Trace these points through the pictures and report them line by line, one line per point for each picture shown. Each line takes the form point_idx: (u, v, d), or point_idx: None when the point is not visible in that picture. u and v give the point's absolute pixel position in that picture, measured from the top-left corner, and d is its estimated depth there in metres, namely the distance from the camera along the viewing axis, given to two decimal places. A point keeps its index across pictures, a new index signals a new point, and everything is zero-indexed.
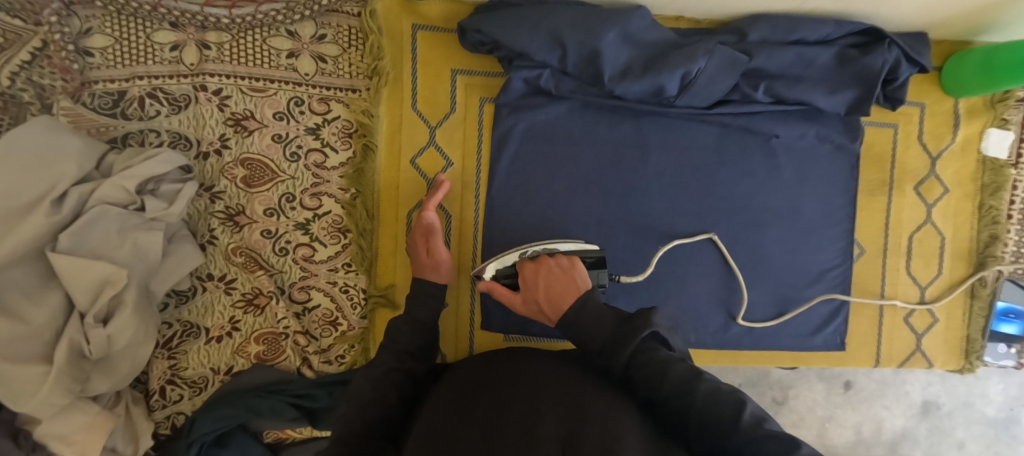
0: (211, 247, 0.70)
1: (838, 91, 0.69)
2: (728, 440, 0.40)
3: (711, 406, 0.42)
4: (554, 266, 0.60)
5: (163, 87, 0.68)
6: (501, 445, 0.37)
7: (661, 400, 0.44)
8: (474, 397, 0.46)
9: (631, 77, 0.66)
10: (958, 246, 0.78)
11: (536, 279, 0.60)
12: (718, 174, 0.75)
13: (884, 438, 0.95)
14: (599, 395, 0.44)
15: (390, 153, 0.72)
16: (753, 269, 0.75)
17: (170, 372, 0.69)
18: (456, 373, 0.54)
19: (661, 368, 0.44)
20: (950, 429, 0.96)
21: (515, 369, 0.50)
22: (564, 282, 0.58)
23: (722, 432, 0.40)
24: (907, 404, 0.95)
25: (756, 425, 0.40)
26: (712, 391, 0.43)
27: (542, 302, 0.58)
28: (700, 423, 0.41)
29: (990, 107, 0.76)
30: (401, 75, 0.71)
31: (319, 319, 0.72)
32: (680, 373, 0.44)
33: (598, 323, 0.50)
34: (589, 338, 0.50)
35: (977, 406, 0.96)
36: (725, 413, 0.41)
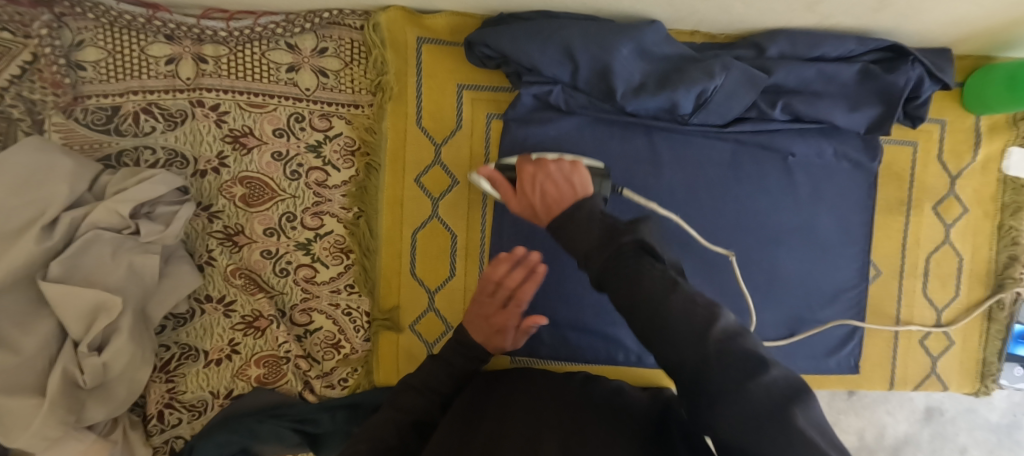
0: (210, 268, 0.67)
1: (858, 108, 0.67)
2: (687, 354, 0.33)
3: (674, 324, 0.35)
4: (554, 173, 0.54)
5: (158, 102, 0.65)
6: None
7: (627, 311, 0.38)
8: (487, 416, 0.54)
9: (645, 94, 0.63)
10: (976, 267, 0.76)
11: (531, 184, 0.55)
12: (733, 192, 0.72)
13: (888, 444, 0.94)
14: (600, 440, 0.48)
15: (394, 170, 0.69)
16: (767, 290, 0.73)
17: (168, 395, 0.67)
18: (477, 389, 0.61)
19: (633, 278, 0.38)
20: (953, 435, 0.95)
21: (521, 409, 0.55)
22: (562, 186, 0.52)
23: (679, 345, 0.34)
24: (909, 409, 0.94)
25: (721, 340, 0.33)
26: (681, 308, 0.35)
27: (536, 205, 0.53)
28: (660, 335, 0.36)
29: (1013, 125, 0.74)
30: (405, 90, 0.68)
31: (321, 342, 0.70)
32: (655, 284, 0.37)
33: (586, 229, 0.44)
34: (573, 244, 0.45)
35: (980, 412, 0.95)
36: (691, 330, 0.34)
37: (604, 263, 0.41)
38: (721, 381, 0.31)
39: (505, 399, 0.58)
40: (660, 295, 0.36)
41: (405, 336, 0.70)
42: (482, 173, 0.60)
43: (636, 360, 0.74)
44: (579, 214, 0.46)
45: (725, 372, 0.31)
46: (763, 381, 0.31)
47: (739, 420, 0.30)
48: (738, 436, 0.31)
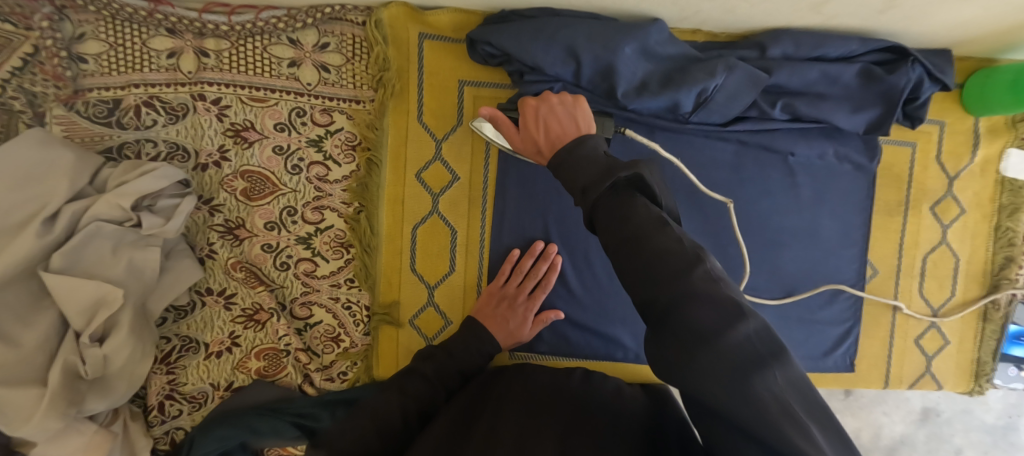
0: (211, 261, 0.68)
1: (859, 109, 0.67)
2: (662, 289, 0.35)
3: (656, 260, 0.37)
4: (557, 107, 0.55)
5: (160, 96, 0.65)
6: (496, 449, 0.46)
7: (615, 246, 0.39)
8: (486, 409, 0.55)
9: (647, 93, 0.64)
10: (973, 268, 0.77)
11: (533, 121, 0.55)
12: (733, 192, 0.73)
13: (884, 444, 0.95)
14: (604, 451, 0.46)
15: (395, 166, 0.69)
16: (765, 289, 0.74)
17: (169, 386, 0.68)
18: (483, 380, 0.62)
19: (624, 213, 0.40)
20: (949, 435, 0.96)
21: (521, 397, 0.57)
22: (564, 121, 0.54)
23: (661, 282, 0.36)
24: (905, 410, 0.96)
25: (704, 283, 0.34)
26: (666, 245, 0.37)
27: (539, 140, 0.54)
28: (645, 273, 0.37)
29: (1012, 127, 0.74)
30: (407, 86, 0.68)
31: (321, 336, 0.70)
32: (645, 220, 0.39)
33: (586, 166, 0.45)
34: (571, 179, 0.46)
35: (976, 413, 0.96)
36: (670, 267, 0.36)
37: (600, 196, 0.42)
38: (693, 318, 0.33)
39: (506, 385, 0.60)
40: (647, 232, 0.38)
41: (405, 331, 0.71)
42: (485, 109, 0.59)
43: (635, 357, 0.74)
44: (580, 152, 0.47)
45: (700, 311, 0.33)
46: (738, 335, 0.32)
47: (708, 367, 0.32)
48: (712, 381, 0.32)
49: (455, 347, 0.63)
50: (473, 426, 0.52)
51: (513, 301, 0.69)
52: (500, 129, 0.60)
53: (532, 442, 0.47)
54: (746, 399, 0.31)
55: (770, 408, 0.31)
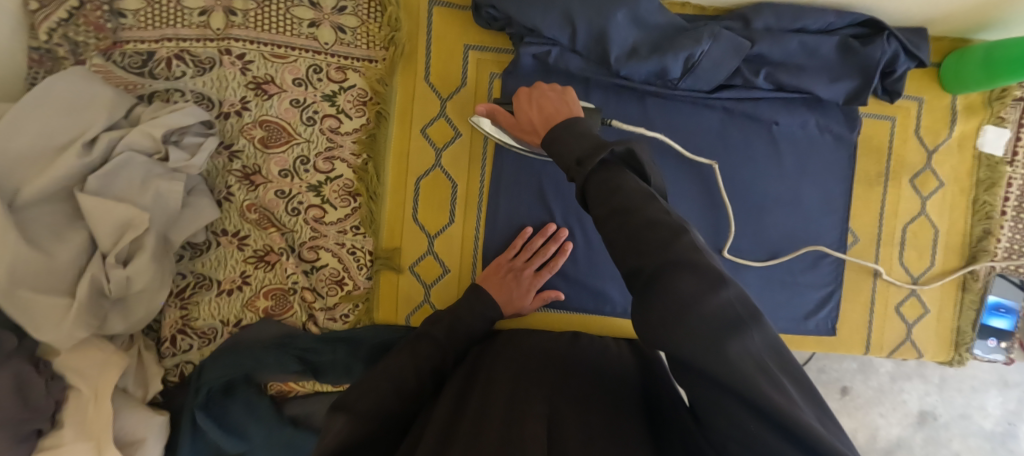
0: (228, 203, 0.73)
1: (838, 80, 0.72)
2: (650, 257, 0.36)
3: (643, 230, 0.38)
4: (547, 90, 0.60)
5: (189, 50, 0.71)
6: (493, 414, 0.45)
7: (606, 217, 0.40)
8: (484, 380, 0.54)
9: (637, 58, 0.69)
10: (952, 240, 0.80)
11: (528, 103, 0.60)
12: (720, 161, 0.77)
13: (880, 445, 1.06)
14: (604, 419, 0.45)
15: (403, 122, 0.74)
16: (749, 249, 0.78)
17: (182, 321, 0.73)
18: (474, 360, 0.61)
19: (613, 187, 0.41)
20: (947, 440, 1.06)
21: (515, 360, 0.58)
22: (556, 103, 0.58)
23: (650, 250, 0.37)
24: (902, 413, 1.06)
25: (690, 252, 0.36)
26: (657, 216, 0.38)
27: (535, 122, 0.58)
28: (633, 242, 0.38)
29: (988, 105, 0.78)
30: (416, 48, 0.74)
31: (326, 279, 0.74)
32: (634, 192, 0.40)
33: (578, 140, 0.48)
34: (566, 153, 0.48)
35: (973, 419, 1.06)
36: (658, 235, 0.37)
37: (592, 170, 0.44)
38: (679, 285, 0.34)
39: (499, 353, 0.62)
40: (638, 203, 0.39)
41: (405, 277, 0.75)
42: (481, 105, 0.66)
43: (622, 311, 0.77)
44: (574, 122, 0.51)
45: (688, 278, 0.34)
46: (718, 300, 0.33)
47: (694, 331, 0.33)
48: (697, 345, 0.32)
49: (461, 312, 0.66)
50: (475, 387, 0.53)
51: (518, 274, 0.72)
52: (500, 120, 0.66)
53: (525, 395, 0.48)
54: (726, 357, 0.32)
55: (748, 365, 0.32)
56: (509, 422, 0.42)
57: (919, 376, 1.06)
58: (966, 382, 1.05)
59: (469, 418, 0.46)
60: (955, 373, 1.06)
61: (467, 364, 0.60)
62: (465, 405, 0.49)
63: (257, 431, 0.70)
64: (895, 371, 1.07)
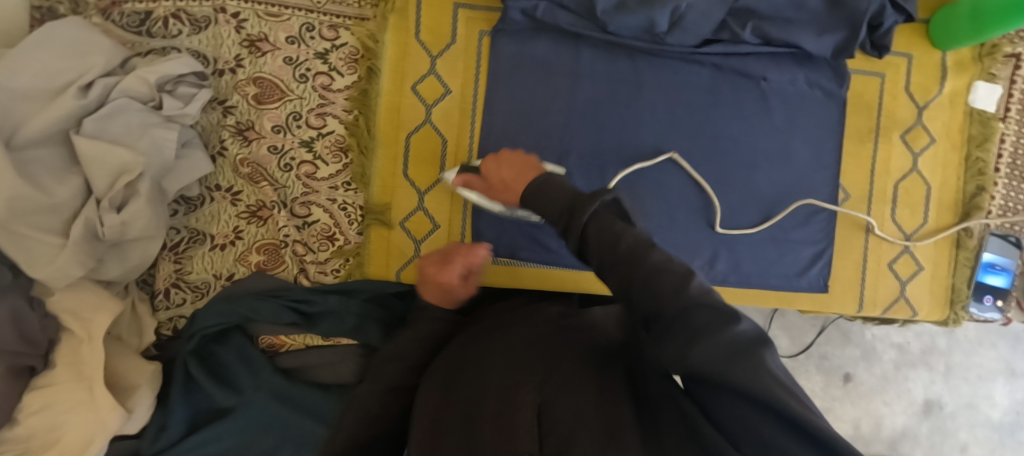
0: (221, 158, 0.74)
1: (825, 33, 0.72)
2: (667, 301, 0.36)
3: (653, 276, 0.38)
4: (509, 155, 0.59)
5: (185, 9, 0.73)
6: (484, 402, 0.42)
7: (609, 268, 0.41)
8: (475, 353, 0.50)
9: (624, 12, 0.70)
10: (945, 196, 0.79)
11: (496, 166, 0.59)
12: (708, 116, 0.78)
13: (884, 435, 1.10)
14: (596, 384, 0.42)
15: (394, 77, 0.75)
16: (740, 205, 0.78)
17: (176, 275, 0.74)
18: (463, 329, 0.58)
19: (614, 236, 0.42)
20: (953, 430, 1.10)
21: (508, 326, 0.54)
22: (522, 165, 0.56)
23: (663, 296, 0.37)
24: (908, 401, 1.10)
25: (702, 295, 0.36)
26: (660, 264, 0.39)
27: (506, 183, 0.56)
28: (646, 289, 0.38)
29: (978, 61, 0.78)
30: (407, 4, 0.74)
31: (318, 234, 0.75)
32: (634, 241, 0.41)
33: (557, 194, 0.48)
34: (551, 206, 0.48)
35: (981, 408, 1.10)
36: (667, 280, 0.38)
37: (585, 220, 0.44)
38: (697, 319, 0.34)
39: (493, 319, 0.58)
40: (638, 254, 0.40)
41: (396, 232, 0.75)
42: (459, 177, 0.67)
43: None
44: (548, 176, 0.51)
45: (704, 314, 0.34)
46: (735, 330, 0.33)
47: (715, 354, 0.32)
48: (711, 360, 0.32)
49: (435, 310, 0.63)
50: (466, 363, 0.49)
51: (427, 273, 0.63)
52: (476, 187, 0.65)
53: (517, 368, 0.44)
54: (746, 370, 0.31)
55: (766, 377, 0.31)
56: (500, 410, 0.39)
57: (923, 365, 1.10)
58: (972, 370, 1.10)
59: (458, 408, 0.43)
60: (960, 362, 1.11)
61: (460, 333, 0.58)
62: (454, 387, 0.47)
63: (250, 380, 0.71)
64: (898, 358, 1.10)
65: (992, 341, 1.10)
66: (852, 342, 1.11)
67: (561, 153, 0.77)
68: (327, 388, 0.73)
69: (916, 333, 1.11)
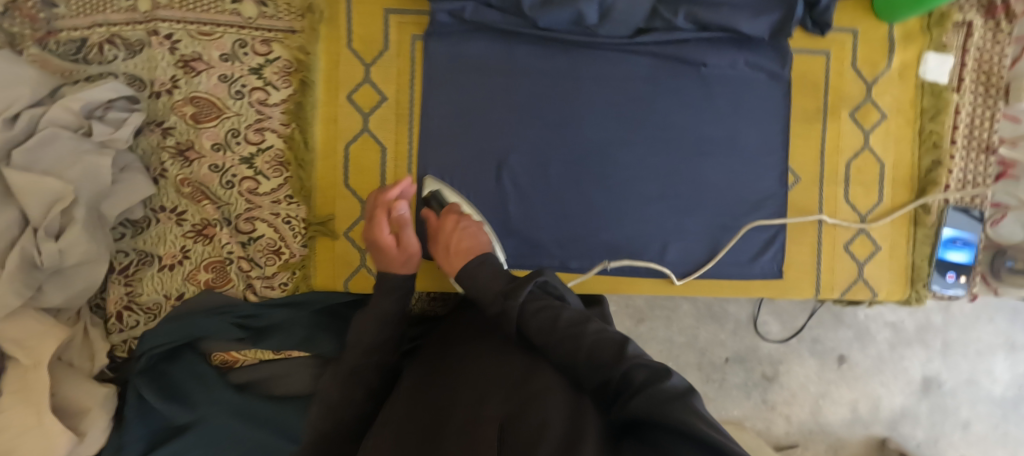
0: (163, 180, 0.75)
1: (759, 14, 0.70)
2: (610, 369, 0.45)
3: (596, 348, 0.48)
4: (472, 222, 0.68)
5: (120, 34, 0.74)
6: (451, 419, 0.43)
7: (555, 343, 0.50)
8: (444, 378, 0.52)
9: (551, 6, 0.69)
10: (900, 172, 0.77)
11: (452, 229, 0.67)
12: (650, 106, 0.76)
13: (884, 415, 1.08)
14: (563, 394, 0.44)
15: (329, 88, 0.75)
16: (688, 196, 0.77)
17: (127, 297, 0.75)
18: (424, 359, 0.60)
19: (552, 317, 0.52)
20: (955, 407, 1.08)
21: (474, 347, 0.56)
22: (472, 239, 0.67)
23: (606, 364, 0.46)
24: (905, 381, 1.08)
25: (638, 356, 0.46)
26: (598, 337, 0.49)
27: (451, 251, 0.66)
28: (592, 361, 0.47)
29: (927, 31, 0.76)
30: (336, 14, 0.74)
31: (264, 248, 0.75)
32: (572, 318, 0.52)
33: (492, 280, 0.61)
34: (488, 289, 0.59)
35: (983, 384, 1.08)
36: (604, 353, 0.47)
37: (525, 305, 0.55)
38: (637, 378, 0.42)
39: (458, 337, 0.60)
40: (576, 329, 0.51)
41: (340, 242, 0.76)
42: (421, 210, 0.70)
43: (560, 264, 0.77)
44: (486, 261, 0.63)
45: (642, 374, 0.43)
46: (666, 384, 0.41)
47: (647, 404, 0.39)
48: (645, 405, 0.39)
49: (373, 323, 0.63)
50: (436, 386, 0.51)
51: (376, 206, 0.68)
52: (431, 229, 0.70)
53: (483, 387, 0.47)
54: (667, 409, 0.37)
55: (685, 411, 0.36)
56: (465, 426, 0.41)
57: (919, 343, 1.08)
58: (971, 346, 1.08)
59: (426, 428, 0.45)
60: (959, 339, 1.08)
61: (425, 361, 0.59)
62: (422, 408, 0.49)
63: (203, 396, 0.70)
64: (894, 338, 1.08)
65: (990, 315, 1.08)
66: (845, 324, 1.09)
67: (503, 153, 0.76)
68: (278, 399, 0.72)
69: (911, 312, 1.08)
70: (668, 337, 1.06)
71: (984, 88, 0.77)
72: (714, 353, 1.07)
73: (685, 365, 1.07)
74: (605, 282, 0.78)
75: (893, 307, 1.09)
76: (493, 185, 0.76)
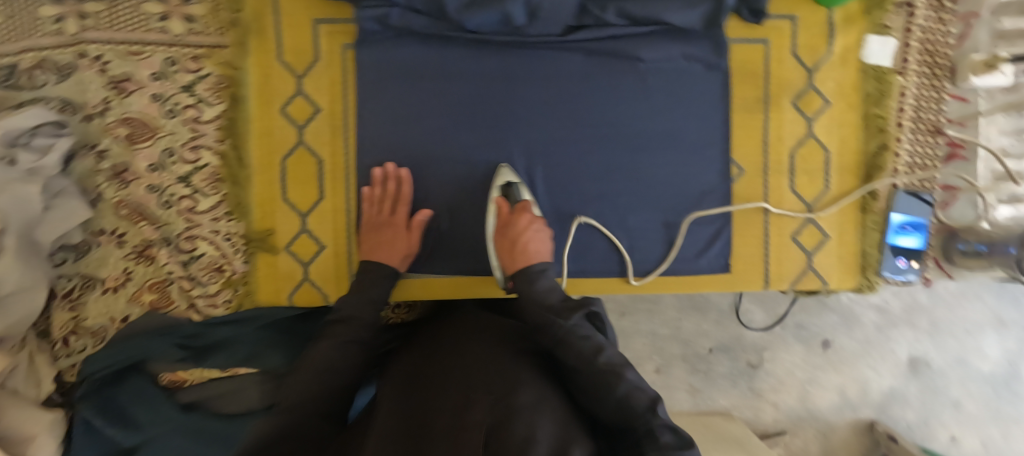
0: (101, 203, 0.75)
1: (691, 5, 0.69)
2: (636, 422, 0.46)
3: (628, 396, 0.47)
4: (542, 228, 0.70)
5: (50, 57, 0.73)
6: (435, 419, 0.44)
7: (586, 375, 0.50)
8: (431, 374, 0.52)
9: (477, 8, 0.68)
10: (846, 159, 0.76)
11: (526, 228, 0.69)
12: (588, 104, 0.75)
13: (873, 398, 1.07)
14: (550, 413, 0.45)
15: (261, 102, 0.74)
16: (629, 193, 0.76)
17: (73, 322, 0.75)
18: (415, 352, 0.60)
19: (589, 350, 0.51)
20: (944, 387, 1.07)
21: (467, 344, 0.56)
22: (538, 245, 0.68)
23: (632, 415, 0.46)
24: (892, 363, 1.07)
25: (666, 417, 0.46)
26: (633, 383, 0.48)
27: (518, 247, 0.67)
28: (619, 406, 0.47)
29: (867, 14, 0.74)
30: (264, 26, 0.73)
31: (205, 267, 0.75)
32: (611, 357, 0.51)
33: (541, 297, 0.61)
34: (534, 306, 0.60)
35: (972, 362, 1.06)
36: (636, 401, 0.47)
37: (568, 330, 0.54)
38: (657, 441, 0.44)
39: (452, 335, 0.60)
40: (614, 367, 0.50)
41: (281, 257, 0.75)
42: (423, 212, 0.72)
43: None
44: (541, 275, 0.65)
45: (667, 437, 0.44)
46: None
47: None
48: None
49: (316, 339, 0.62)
50: (422, 383, 0.51)
51: (399, 196, 0.73)
52: (500, 216, 0.71)
53: (472, 387, 0.46)
54: None
55: None
56: (449, 429, 0.41)
57: (907, 324, 1.07)
58: (958, 325, 1.06)
59: (412, 422, 0.45)
60: (945, 318, 1.06)
61: (415, 354, 0.59)
62: (412, 400, 0.49)
63: (147, 416, 0.66)
64: (880, 320, 1.06)
65: (977, 292, 1.06)
66: (829, 308, 1.07)
67: (443, 160, 0.74)
68: (227, 418, 0.67)
69: (895, 293, 1.06)
70: (651, 330, 1.06)
71: (929, 69, 0.76)
72: (698, 343, 1.06)
73: (670, 358, 1.06)
74: None
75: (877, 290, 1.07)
76: (434, 192, 0.75)
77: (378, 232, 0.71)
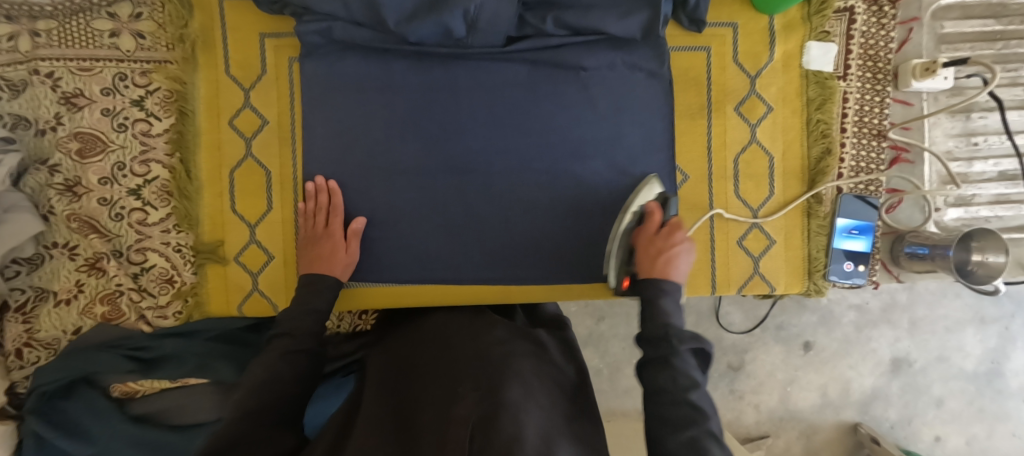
0: (52, 217, 0.75)
1: (628, 15, 0.70)
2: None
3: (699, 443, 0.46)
4: (688, 250, 0.65)
5: (3, 75, 0.74)
6: (426, 417, 0.44)
7: (671, 407, 0.49)
8: (427, 374, 0.52)
9: (417, 20, 0.67)
10: (791, 164, 0.76)
11: (671, 242, 0.66)
12: (532, 113, 0.76)
13: (854, 398, 1.06)
14: (539, 410, 0.44)
15: (209, 115, 0.76)
16: (574, 200, 0.76)
17: (26, 334, 0.75)
18: (417, 349, 0.60)
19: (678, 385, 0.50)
20: (927, 385, 1.05)
21: (466, 343, 0.56)
22: (676, 265, 0.64)
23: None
24: (874, 362, 1.05)
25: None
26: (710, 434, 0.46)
27: (658, 257, 0.65)
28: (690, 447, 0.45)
29: (808, 20, 0.74)
30: (211, 41, 0.75)
31: (156, 278, 0.76)
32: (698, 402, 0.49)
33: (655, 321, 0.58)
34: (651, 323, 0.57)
35: (954, 361, 1.05)
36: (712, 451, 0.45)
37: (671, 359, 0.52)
38: None
39: (455, 332, 0.60)
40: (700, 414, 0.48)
41: (231, 268, 0.76)
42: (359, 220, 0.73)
43: (455, 277, 0.76)
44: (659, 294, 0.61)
45: None
46: None
47: None
48: None
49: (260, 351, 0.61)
50: (419, 383, 0.52)
51: (332, 207, 0.74)
52: (648, 222, 0.69)
53: (462, 383, 0.47)
54: None
55: None
56: (437, 425, 0.42)
57: (886, 323, 1.05)
58: (938, 324, 1.05)
59: (407, 422, 0.47)
60: (925, 316, 1.05)
61: (416, 352, 0.59)
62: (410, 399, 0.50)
63: (101, 429, 0.69)
64: (859, 320, 1.05)
65: (955, 290, 1.04)
66: (808, 309, 1.06)
67: (392, 169, 0.75)
68: (183, 428, 0.72)
69: (875, 292, 1.05)
70: None
71: (871, 74, 0.76)
72: None
73: None
74: (500, 290, 0.77)
75: (857, 290, 1.05)
76: (383, 201, 0.75)
77: (315, 246, 0.71)
